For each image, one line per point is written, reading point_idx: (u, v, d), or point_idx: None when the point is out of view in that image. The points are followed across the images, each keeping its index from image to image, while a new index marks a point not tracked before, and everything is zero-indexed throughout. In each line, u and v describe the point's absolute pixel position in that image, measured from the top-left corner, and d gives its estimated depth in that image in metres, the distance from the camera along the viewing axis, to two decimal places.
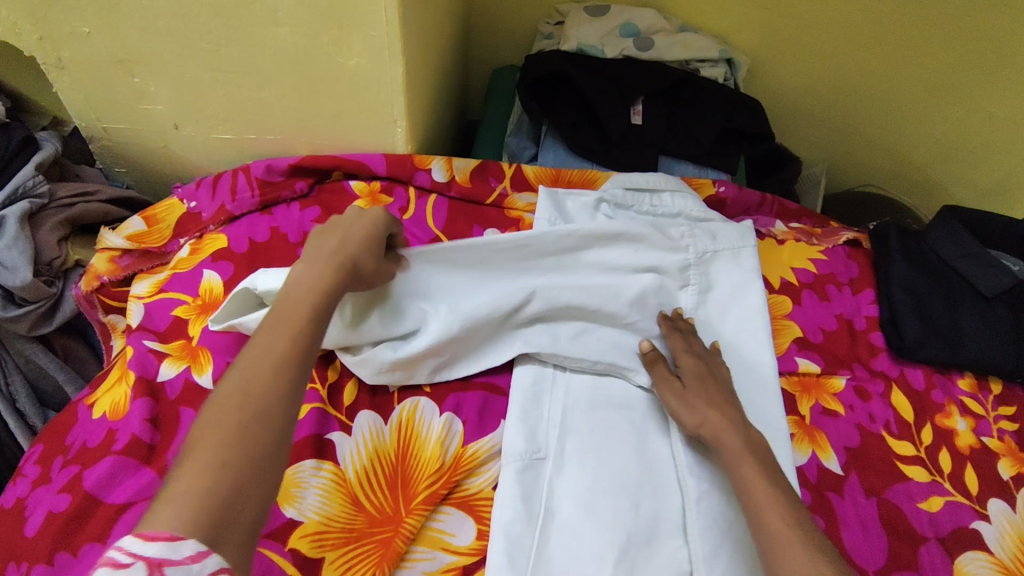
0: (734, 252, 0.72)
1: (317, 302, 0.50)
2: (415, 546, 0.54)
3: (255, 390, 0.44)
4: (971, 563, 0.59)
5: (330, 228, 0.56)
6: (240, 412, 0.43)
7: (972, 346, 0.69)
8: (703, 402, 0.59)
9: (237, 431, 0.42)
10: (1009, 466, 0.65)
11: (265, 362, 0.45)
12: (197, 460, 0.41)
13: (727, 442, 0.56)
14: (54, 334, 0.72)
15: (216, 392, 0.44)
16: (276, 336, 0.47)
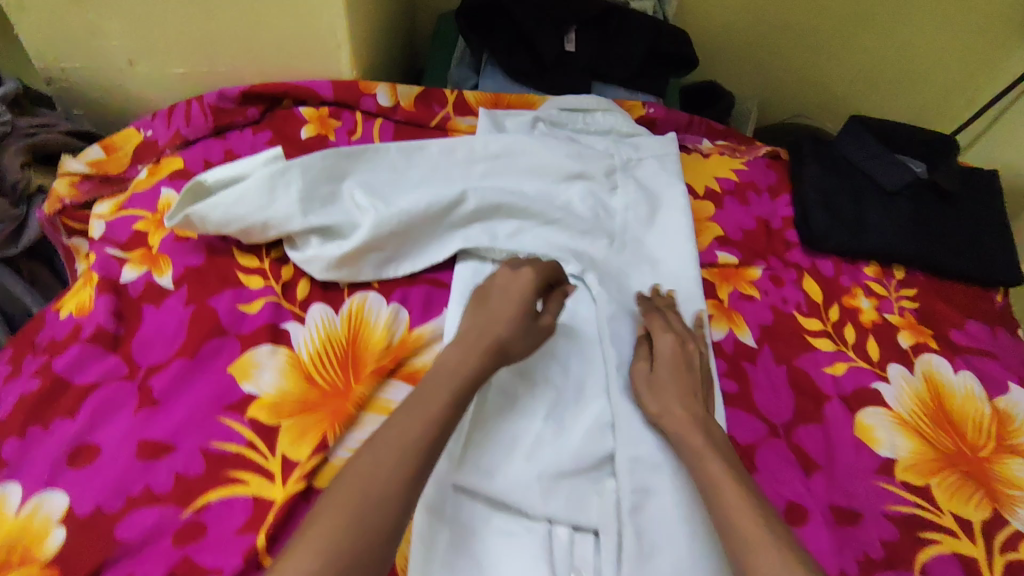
0: (657, 159, 0.80)
1: (457, 394, 0.50)
2: (364, 413, 0.59)
3: (380, 476, 0.44)
4: (871, 416, 0.65)
5: (494, 304, 0.59)
6: (360, 495, 0.43)
7: (873, 234, 0.76)
8: (670, 395, 0.57)
9: (358, 520, 0.42)
10: (908, 336, 0.72)
11: (396, 449, 0.46)
12: (315, 532, 0.41)
13: (691, 441, 0.54)
14: (21, 260, 0.76)
15: (346, 468, 0.45)
16: (415, 419, 0.48)
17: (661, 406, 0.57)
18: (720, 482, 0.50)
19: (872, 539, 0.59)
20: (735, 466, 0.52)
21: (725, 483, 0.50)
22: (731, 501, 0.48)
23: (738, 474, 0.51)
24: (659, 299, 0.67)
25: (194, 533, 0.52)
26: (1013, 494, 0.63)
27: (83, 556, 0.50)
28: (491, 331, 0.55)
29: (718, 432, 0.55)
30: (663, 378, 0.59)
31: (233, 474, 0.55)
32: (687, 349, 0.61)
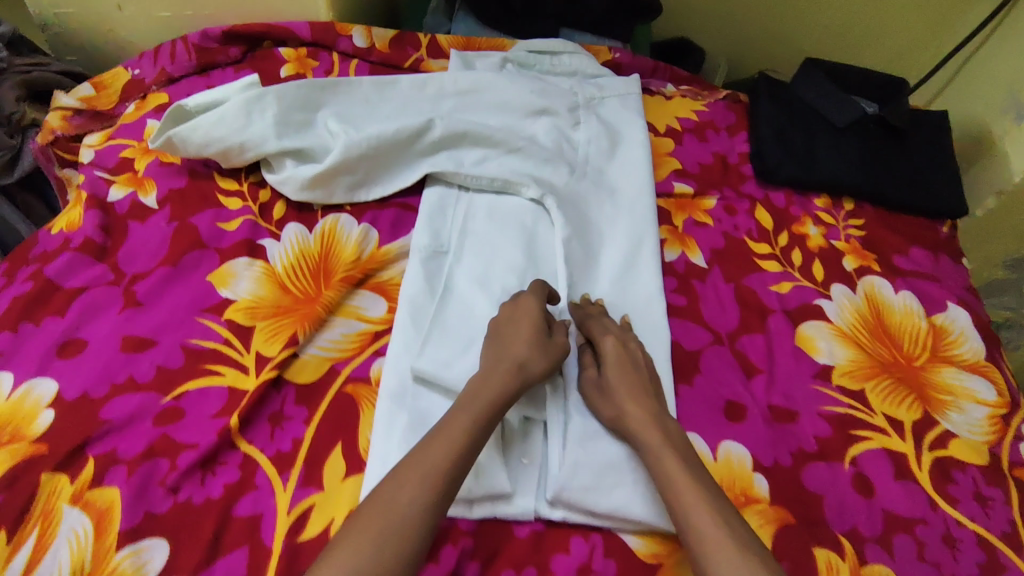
0: (619, 98, 0.84)
1: (478, 421, 0.52)
2: (334, 317, 0.64)
3: (401, 500, 0.48)
4: (813, 330, 0.70)
5: (513, 327, 0.60)
6: (388, 519, 0.47)
7: (823, 167, 0.81)
8: (622, 395, 0.58)
9: (382, 541, 0.46)
10: (852, 260, 0.76)
11: (417, 474, 0.49)
12: (346, 554, 0.46)
13: (647, 438, 0.55)
14: (16, 190, 0.81)
15: (379, 492, 0.49)
16: (443, 442, 0.51)
17: (616, 409, 0.58)
18: (680, 483, 0.52)
19: (806, 435, 0.63)
20: (695, 465, 0.54)
21: (688, 490, 0.52)
22: (691, 505, 0.51)
23: (694, 469, 0.53)
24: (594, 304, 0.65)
25: (173, 415, 0.56)
26: (944, 399, 0.67)
27: (69, 434, 0.54)
28: (517, 355, 0.57)
29: (671, 423, 0.57)
30: (613, 377, 0.59)
31: (210, 366, 0.59)
32: (634, 345, 0.62)
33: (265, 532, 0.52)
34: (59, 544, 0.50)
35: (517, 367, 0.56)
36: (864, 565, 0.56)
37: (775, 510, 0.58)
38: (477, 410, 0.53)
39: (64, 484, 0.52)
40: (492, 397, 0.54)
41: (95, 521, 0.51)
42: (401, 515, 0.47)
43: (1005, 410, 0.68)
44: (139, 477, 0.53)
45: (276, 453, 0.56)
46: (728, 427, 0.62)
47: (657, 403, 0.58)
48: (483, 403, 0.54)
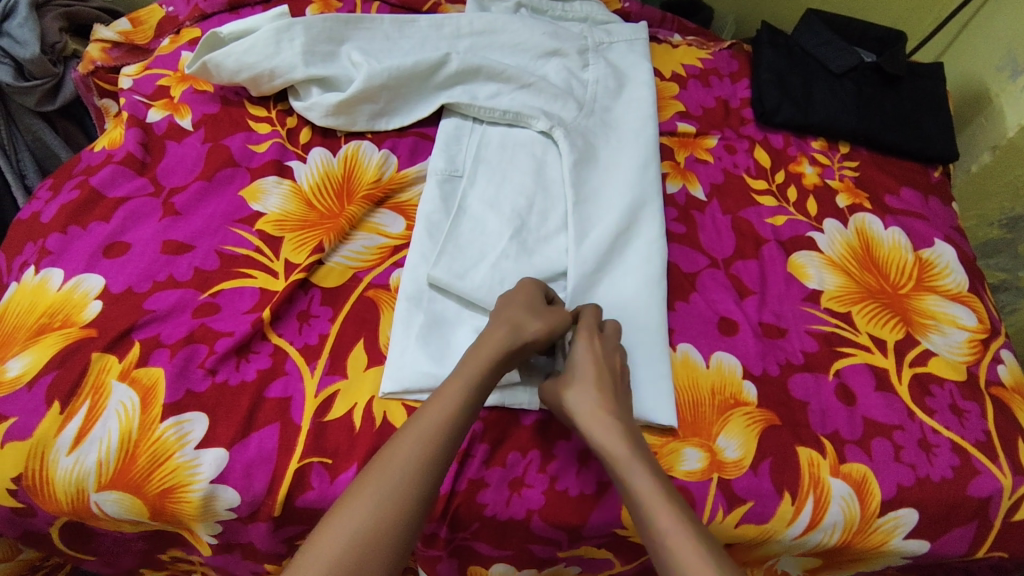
0: (627, 43, 0.88)
1: (468, 388, 0.53)
2: (356, 232, 0.69)
3: (401, 462, 0.49)
4: (805, 258, 0.73)
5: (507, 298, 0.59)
6: (387, 482, 0.48)
7: (820, 110, 0.85)
8: (585, 392, 0.54)
9: (382, 499, 0.47)
10: (845, 198, 0.80)
11: (414, 436, 0.50)
12: (346, 515, 0.46)
13: (599, 435, 0.53)
14: (57, 118, 0.92)
15: (381, 457, 0.49)
16: (440, 410, 0.51)
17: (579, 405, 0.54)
18: (654, 502, 0.48)
19: (794, 349, 0.67)
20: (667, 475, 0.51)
21: (657, 501, 0.48)
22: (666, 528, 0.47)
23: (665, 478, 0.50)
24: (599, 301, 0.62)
25: (210, 309, 0.61)
26: (926, 323, 0.70)
27: (114, 321, 0.60)
28: (512, 315, 0.57)
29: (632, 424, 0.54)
30: (580, 372, 0.56)
31: (242, 270, 0.64)
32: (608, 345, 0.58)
33: (294, 412, 0.57)
34: (109, 415, 0.55)
35: (512, 329, 0.56)
36: (844, 463, 0.60)
37: (762, 413, 0.61)
38: (472, 373, 0.54)
39: (113, 363, 0.57)
40: (490, 356, 0.54)
41: (141, 396, 0.56)
42: (398, 475, 0.48)
43: (985, 334, 0.71)
44: (181, 358, 0.58)
45: (303, 346, 0.61)
46: (720, 339, 0.66)
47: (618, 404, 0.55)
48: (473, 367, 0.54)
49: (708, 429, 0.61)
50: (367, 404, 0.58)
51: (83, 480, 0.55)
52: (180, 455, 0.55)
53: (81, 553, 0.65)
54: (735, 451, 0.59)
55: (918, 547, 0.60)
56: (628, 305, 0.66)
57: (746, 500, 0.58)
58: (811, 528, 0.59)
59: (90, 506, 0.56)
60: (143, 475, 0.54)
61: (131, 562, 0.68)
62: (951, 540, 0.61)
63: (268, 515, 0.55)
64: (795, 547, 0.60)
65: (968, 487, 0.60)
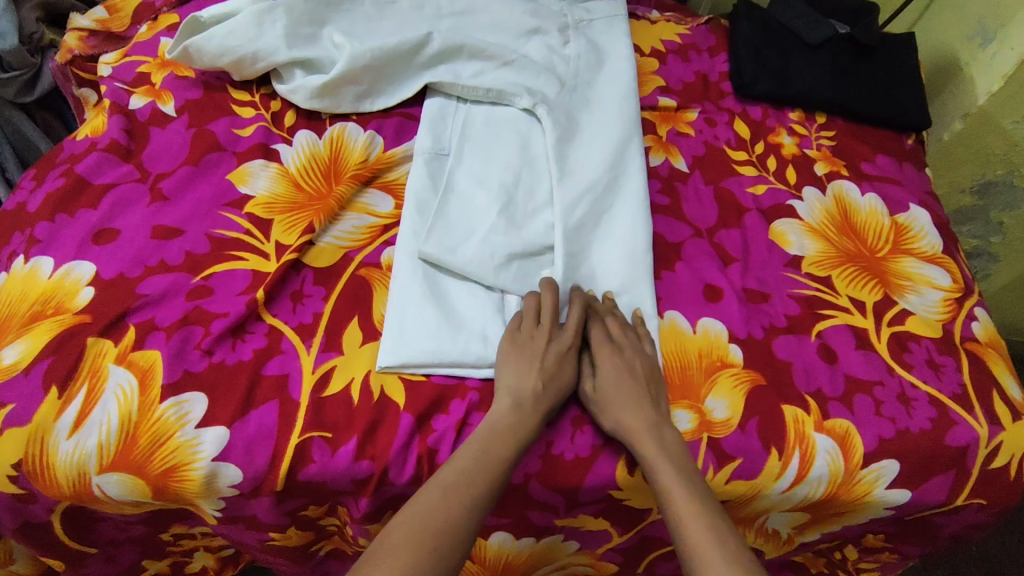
0: (607, 20, 0.89)
1: (487, 437, 0.54)
2: (345, 212, 0.70)
3: (441, 505, 0.51)
4: (785, 226, 0.75)
5: (503, 363, 0.59)
6: (427, 524, 0.50)
7: (795, 81, 0.87)
8: (622, 405, 0.58)
9: (422, 540, 0.49)
10: (823, 166, 0.82)
11: (454, 481, 0.52)
12: (389, 551, 0.48)
13: (641, 445, 0.56)
14: (36, 109, 0.92)
15: (404, 511, 0.51)
16: (460, 460, 0.53)
17: (617, 422, 0.58)
18: (688, 528, 0.52)
19: (777, 313, 0.69)
20: (699, 492, 0.54)
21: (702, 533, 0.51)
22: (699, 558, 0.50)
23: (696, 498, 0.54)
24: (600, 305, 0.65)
25: (203, 292, 0.62)
26: (903, 284, 0.73)
27: (107, 306, 0.60)
28: (510, 387, 0.57)
29: (668, 430, 0.57)
30: (613, 392, 0.59)
31: (233, 252, 0.65)
32: (626, 351, 0.61)
33: (292, 388, 0.58)
34: (107, 398, 0.56)
35: (515, 405, 0.56)
36: (827, 419, 0.62)
37: (748, 373, 0.63)
38: (506, 421, 0.55)
39: (109, 347, 0.58)
40: (495, 429, 0.55)
41: (138, 378, 0.57)
42: (438, 518, 0.50)
43: (959, 293, 0.74)
44: (177, 340, 0.58)
45: (298, 325, 0.61)
46: (706, 306, 0.68)
47: (653, 410, 0.58)
48: (502, 407, 0.56)
49: (697, 391, 0.62)
50: (364, 377, 0.59)
51: (84, 463, 0.55)
52: (181, 435, 0.55)
53: (85, 547, 0.66)
54: (723, 411, 0.61)
55: (900, 496, 0.63)
56: (619, 270, 0.68)
57: (735, 457, 0.60)
58: (797, 482, 0.61)
59: (92, 489, 0.56)
60: (145, 455, 0.55)
61: (131, 557, 0.71)
62: (932, 488, 0.63)
63: (271, 489, 0.56)
64: (783, 501, 0.62)
65: (946, 438, 0.63)
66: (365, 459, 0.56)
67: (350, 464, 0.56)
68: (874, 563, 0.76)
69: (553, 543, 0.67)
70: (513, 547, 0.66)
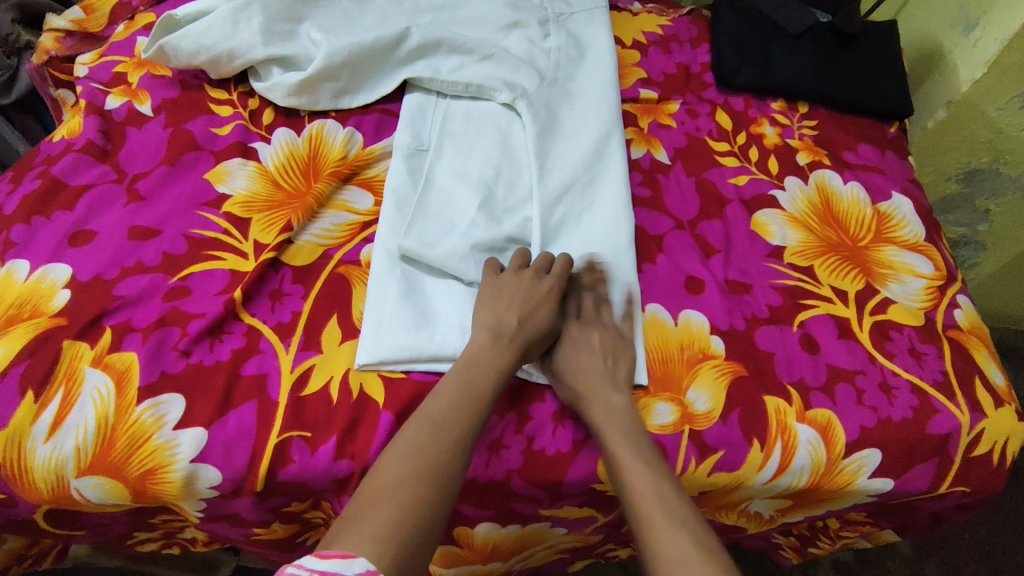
0: (588, 12, 0.89)
1: (464, 372, 0.56)
2: (324, 209, 0.69)
3: (442, 417, 0.53)
4: (767, 216, 0.75)
5: (491, 294, 0.61)
6: (434, 437, 0.52)
7: (777, 70, 0.86)
8: (582, 381, 0.59)
9: (427, 447, 0.51)
10: (805, 156, 0.81)
11: (451, 395, 0.54)
12: (396, 459, 0.50)
13: (592, 415, 0.57)
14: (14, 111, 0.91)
15: (397, 442, 0.52)
16: (444, 396, 0.54)
17: (571, 392, 0.59)
18: (636, 490, 0.53)
19: (759, 304, 0.68)
20: (648, 454, 0.55)
21: (652, 508, 0.52)
22: (642, 507, 0.52)
23: (645, 457, 0.55)
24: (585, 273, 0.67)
25: (181, 293, 0.61)
26: (885, 273, 0.73)
27: (84, 308, 0.59)
28: (487, 319, 0.59)
29: (618, 397, 0.58)
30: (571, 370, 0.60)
31: (211, 252, 0.64)
32: (587, 329, 0.63)
33: (270, 388, 0.57)
34: (84, 401, 0.55)
35: (492, 332, 0.58)
36: (809, 409, 0.62)
37: (729, 364, 0.63)
38: (490, 360, 0.57)
39: (85, 350, 0.57)
40: (469, 356, 0.57)
41: (115, 381, 0.56)
42: (443, 430, 0.52)
43: (942, 282, 0.74)
44: (154, 341, 0.58)
45: (276, 324, 0.61)
46: (688, 298, 0.67)
47: (598, 365, 0.60)
48: (479, 338, 0.58)
49: (678, 384, 0.62)
50: (343, 376, 0.59)
51: (62, 467, 0.55)
52: (158, 437, 0.55)
53: (69, 530, 0.65)
54: (705, 403, 0.61)
55: (883, 485, 0.63)
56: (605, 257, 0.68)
57: (716, 449, 0.60)
58: (780, 473, 0.61)
59: (71, 493, 0.56)
60: (123, 458, 0.55)
61: (121, 530, 0.68)
62: (914, 477, 0.63)
63: (251, 490, 0.56)
64: (766, 490, 0.63)
65: (928, 426, 0.63)
66: (344, 458, 0.56)
67: (329, 464, 0.56)
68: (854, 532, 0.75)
69: (540, 527, 0.67)
70: (500, 534, 0.66)
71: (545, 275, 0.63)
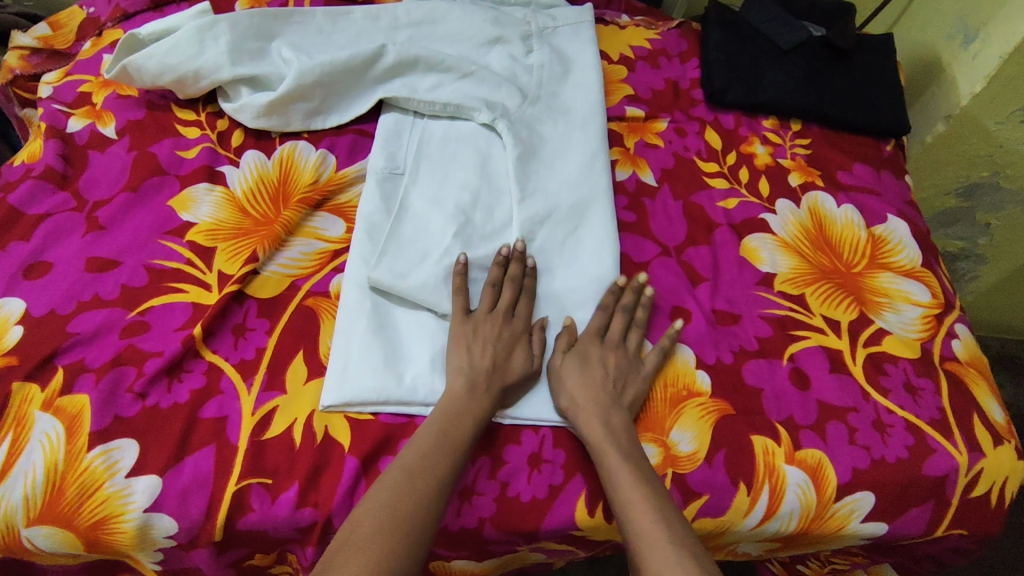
0: (573, 26, 0.86)
1: (441, 420, 0.54)
2: (293, 237, 0.66)
3: (419, 466, 0.51)
4: (758, 241, 0.72)
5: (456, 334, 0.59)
6: (410, 488, 0.49)
7: (767, 87, 0.84)
8: (574, 385, 0.58)
9: (406, 500, 0.49)
10: (797, 176, 0.79)
11: (430, 441, 0.52)
12: (372, 512, 0.48)
13: (589, 430, 0.55)
14: None
15: (372, 494, 0.50)
16: (420, 444, 0.52)
17: (570, 400, 0.58)
18: (636, 515, 0.51)
19: (747, 335, 0.65)
20: (645, 472, 0.53)
21: (650, 532, 0.50)
22: (640, 535, 0.50)
23: (641, 475, 0.53)
24: (629, 291, 0.64)
25: (138, 329, 0.58)
26: (880, 301, 0.70)
27: (34, 347, 0.57)
28: (458, 364, 0.57)
29: (618, 417, 0.57)
30: (572, 384, 0.59)
31: (173, 284, 0.61)
32: (606, 346, 0.61)
33: (229, 432, 0.55)
34: (32, 447, 0.53)
35: (469, 388, 0.55)
36: (799, 450, 0.59)
37: (715, 403, 0.60)
38: (472, 408, 0.54)
39: (35, 392, 0.55)
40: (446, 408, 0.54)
41: (66, 425, 0.53)
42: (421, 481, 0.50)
43: (939, 309, 0.70)
44: (107, 383, 0.55)
45: (239, 361, 0.58)
46: (674, 330, 0.64)
47: (599, 379, 0.58)
48: (455, 385, 0.56)
49: (662, 424, 0.59)
50: (308, 418, 0.56)
51: (11, 517, 0.52)
52: (109, 485, 0.52)
53: None
54: (689, 444, 0.58)
55: (876, 529, 0.60)
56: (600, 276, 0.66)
57: (701, 493, 0.57)
58: (767, 518, 0.58)
59: (22, 542, 0.53)
60: (72, 508, 0.52)
61: None
62: (909, 520, 0.60)
63: (209, 540, 0.53)
64: (753, 535, 0.60)
65: (925, 466, 0.60)
66: (307, 506, 0.53)
67: (292, 512, 0.53)
68: (847, 561, 0.70)
69: (519, 555, 0.63)
70: (478, 566, 0.63)
71: (513, 316, 0.61)
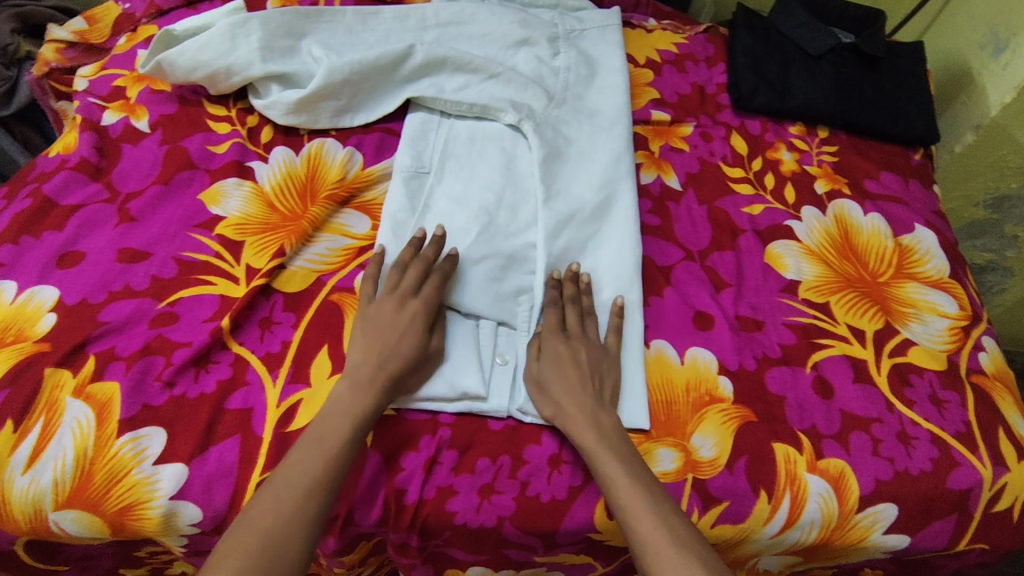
0: (599, 29, 0.86)
1: (358, 416, 0.52)
2: (319, 233, 0.67)
3: (325, 446, 0.51)
4: (782, 248, 0.72)
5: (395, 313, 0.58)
6: (308, 468, 0.50)
7: (795, 93, 0.83)
8: (559, 389, 0.57)
9: (304, 479, 0.49)
10: (824, 184, 0.78)
11: (335, 421, 0.52)
12: (275, 495, 0.48)
13: (578, 434, 0.55)
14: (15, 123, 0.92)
15: (276, 473, 0.50)
16: (330, 423, 0.52)
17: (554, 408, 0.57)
18: (643, 526, 0.50)
19: (770, 342, 0.65)
20: (648, 480, 0.53)
21: (659, 540, 0.49)
22: (653, 548, 0.49)
23: (644, 485, 0.52)
24: (568, 283, 0.64)
25: (167, 319, 0.59)
26: (906, 311, 0.69)
27: (66, 335, 0.58)
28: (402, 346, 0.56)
29: (607, 417, 0.56)
30: (556, 384, 0.58)
31: (201, 276, 0.62)
32: (572, 338, 0.60)
33: (255, 424, 0.55)
34: (63, 432, 0.54)
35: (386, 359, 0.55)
36: (821, 459, 0.59)
37: (738, 409, 0.60)
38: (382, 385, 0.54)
39: (67, 378, 0.56)
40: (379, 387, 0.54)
41: (96, 411, 0.54)
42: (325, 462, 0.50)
43: (966, 321, 0.70)
44: (136, 371, 0.56)
45: (265, 354, 0.59)
46: (696, 334, 0.64)
47: (580, 379, 0.58)
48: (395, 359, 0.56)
49: (683, 428, 0.59)
50: None
51: (39, 499, 0.53)
52: (136, 472, 0.53)
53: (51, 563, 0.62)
54: (711, 450, 0.58)
55: (898, 542, 0.59)
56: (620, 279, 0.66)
57: (722, 500, 0.57)
58: (788, 527, 0.58)
59: (49, 526, 0.54)
60: (100, 494, 0.53)
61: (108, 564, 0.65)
62: (932, 533, 0.59)
63: None
64: (774, 545, 0.59)
65: (948, 480, 0.59)
66: None
67: None
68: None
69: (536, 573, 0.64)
70: None
71: None
